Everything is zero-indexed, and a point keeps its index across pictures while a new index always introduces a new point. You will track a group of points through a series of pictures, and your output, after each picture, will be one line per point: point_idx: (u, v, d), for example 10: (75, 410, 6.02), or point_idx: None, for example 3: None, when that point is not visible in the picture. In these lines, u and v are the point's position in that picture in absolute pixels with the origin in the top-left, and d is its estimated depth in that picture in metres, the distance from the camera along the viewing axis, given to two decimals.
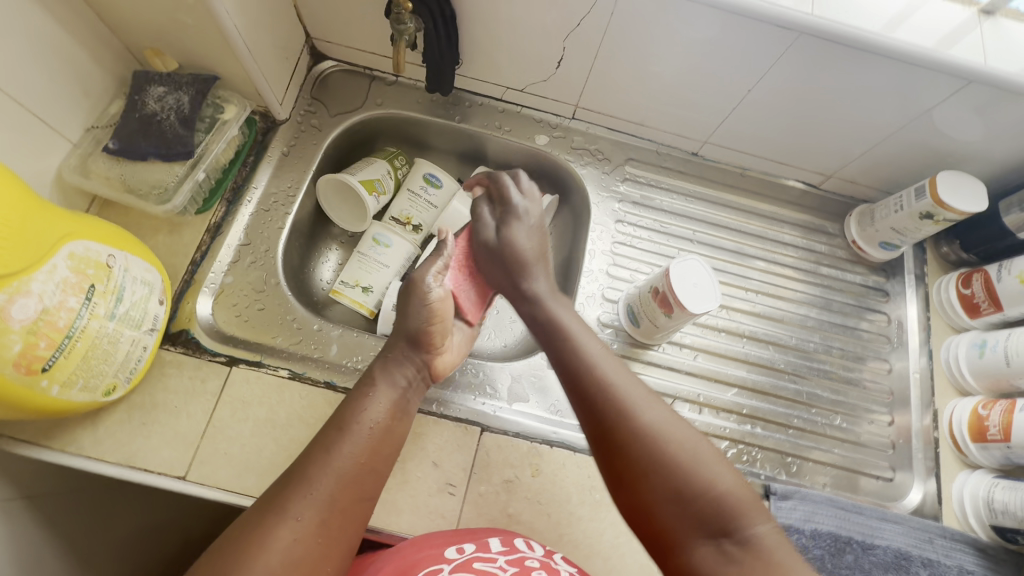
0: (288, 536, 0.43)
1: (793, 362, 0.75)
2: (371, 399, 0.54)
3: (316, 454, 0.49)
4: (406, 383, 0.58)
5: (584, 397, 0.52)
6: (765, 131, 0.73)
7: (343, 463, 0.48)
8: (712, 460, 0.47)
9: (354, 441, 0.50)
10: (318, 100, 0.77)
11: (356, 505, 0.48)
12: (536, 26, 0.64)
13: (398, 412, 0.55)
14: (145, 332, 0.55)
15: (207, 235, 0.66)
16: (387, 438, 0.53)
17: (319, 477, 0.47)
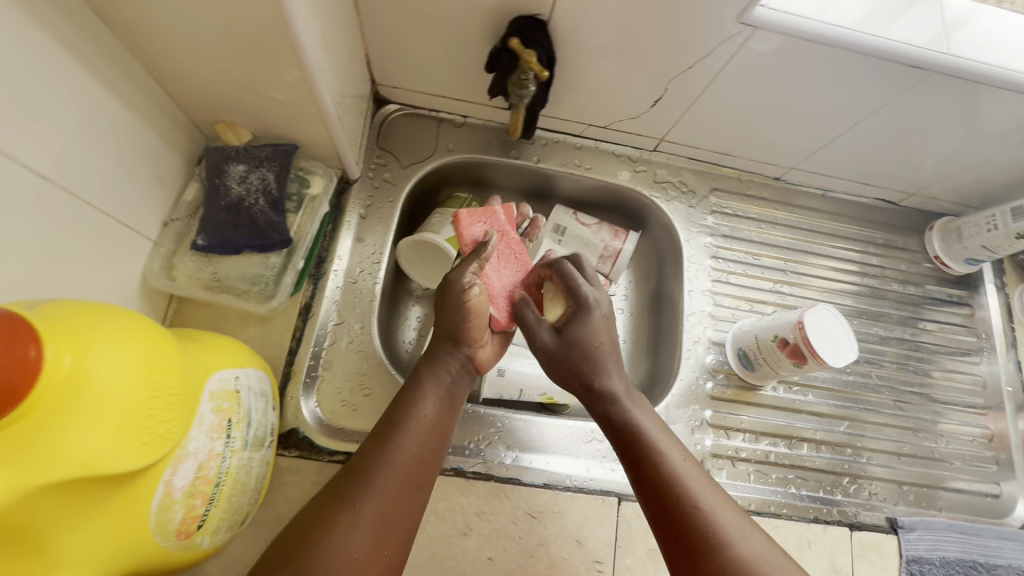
0: (349, 526, 0.42)
1: (891, 385, 0.75)
2: (421, 396, 0.51)
3: (376, 449, 0.47)
4: (450, 380, 0.54)
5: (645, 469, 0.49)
6: (857, 157, 0.71)
7: (400, 461, 0.46)
8: (783, 558, 0.43)
9: (411, 438, 0.48)
10: (386, 151, 0.70)
11: (413, 497, 0.46)
12: (639, 69, 0.60)
13: (448, 406, 0.52)
14: (267, 446, 0.51)
15: (300, 319, 0.60)
16: (440, 430, 0.50)
17: (378, 473, 0.45)
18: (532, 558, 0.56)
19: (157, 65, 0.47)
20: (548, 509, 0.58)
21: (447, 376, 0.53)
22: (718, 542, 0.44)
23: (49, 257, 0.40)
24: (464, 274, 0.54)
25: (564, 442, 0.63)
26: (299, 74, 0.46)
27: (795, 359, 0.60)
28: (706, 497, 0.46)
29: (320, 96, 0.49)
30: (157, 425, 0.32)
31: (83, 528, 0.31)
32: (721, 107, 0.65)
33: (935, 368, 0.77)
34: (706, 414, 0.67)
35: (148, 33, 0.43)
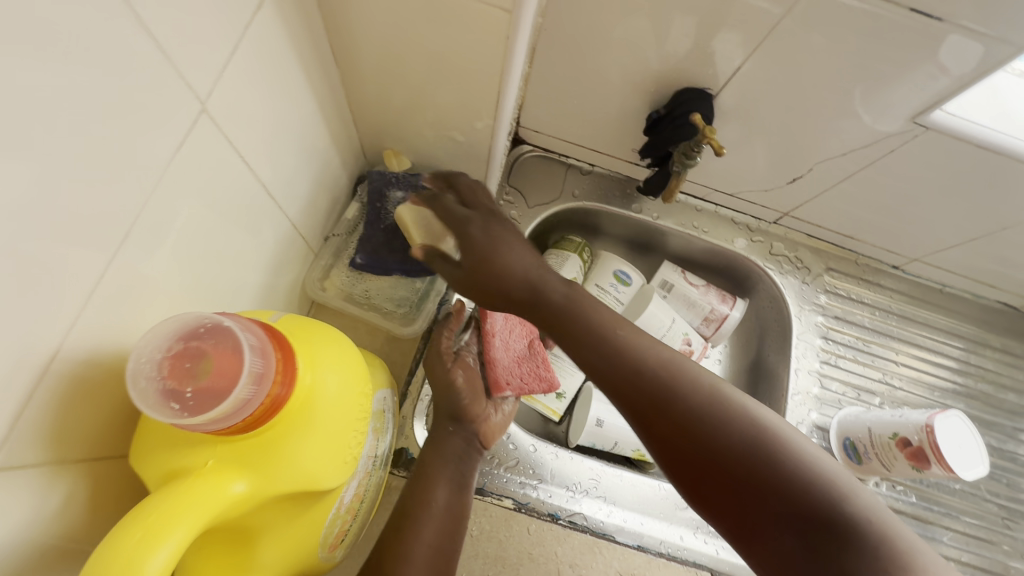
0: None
1: (995, 501, 0.72)
2: (427, 483, 0.47)
3: (388, 546, 0.43)
4: (457, 459, 0.51)
5: (653, 412, 0.40)
6: (989, 259, 0.70)
7: (416, 551, 0.43)
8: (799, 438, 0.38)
9: (425, 524, 0.44)
10: (516, 188, 0.73)
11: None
12: (788, 148, 0.61)
13: (456, 488, 0.48)
14: (384, 466, 0.52)
15: (420, 342, 0.59)
16: (455, 517, 0.47)
17: (396, 568, 0.41)
18: None
19: (359, 97, 0.50)
20: (641, 573, 0.57)
21: (453, 457, 0.50)
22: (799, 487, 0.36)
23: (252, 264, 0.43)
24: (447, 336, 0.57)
25: (658, 505, 0.62)
26: (490, 121, 0.49)
27: (915, 463, 0.58)
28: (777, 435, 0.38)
29: (498, 142, 0.52)
30: (354, 447, 0.34)
31: (283, 538, 0.32)
32: (862, 193, 0.64)
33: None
34: None
35: (368, 71, 0.47)
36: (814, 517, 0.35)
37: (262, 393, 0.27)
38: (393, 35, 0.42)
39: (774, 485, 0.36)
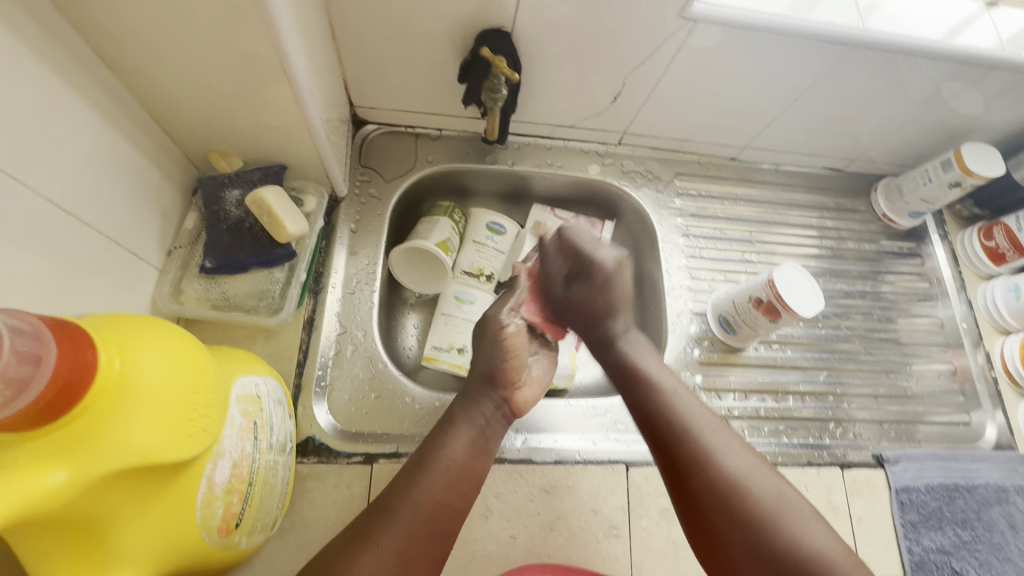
0: (373, 566, 0.45)
1: (859, 337, 0.81)
2: (452, 437, 0.54)
3: (398, 487, 0.50)
4: (485, 420, 0.57)
5: (671, 446, 0.54)
6: (800, 130, 0.79)
7: (423, 502, 0.50)
8: (765, 480, 0.51)
9: (436, 482, 0.51)
10: (370, 168, 0.74)
11: (434, 544, 0.49)
12: (596, 67, 0.65)
13: (473, 449, 0.55)
14: (286, 452, 0.52)
15: (304, 331, 0.63)
16: (463, 476, 0.53)
17: (399, 514, 0.48)
18: (553, 532, 0.59)
19: (156, 104, 0.50)
20: (562, 483, 0.61)
21: (480, 419, 0.57)
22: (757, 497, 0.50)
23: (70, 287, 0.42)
24: (501, 314, 0.61)
25: (569, 420, 0.66)
26: (291, 99, 0.50)
27: (767, 313, 0.66)
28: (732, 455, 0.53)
29: (311, 118, 0.53)
30: (200, 419, 0.35)
31: (141, 520, 0.33)
32: (674, 95, 0.71)
33: (897, 315, 0.83)
34: (697, 380, 0.72)
35: (150, 76, 0.47)
36: (763, 540, 0.48)
37: (47, 375, 0.27)
38: (153, 31, 0.42)
39: (711, 489, 0.51)
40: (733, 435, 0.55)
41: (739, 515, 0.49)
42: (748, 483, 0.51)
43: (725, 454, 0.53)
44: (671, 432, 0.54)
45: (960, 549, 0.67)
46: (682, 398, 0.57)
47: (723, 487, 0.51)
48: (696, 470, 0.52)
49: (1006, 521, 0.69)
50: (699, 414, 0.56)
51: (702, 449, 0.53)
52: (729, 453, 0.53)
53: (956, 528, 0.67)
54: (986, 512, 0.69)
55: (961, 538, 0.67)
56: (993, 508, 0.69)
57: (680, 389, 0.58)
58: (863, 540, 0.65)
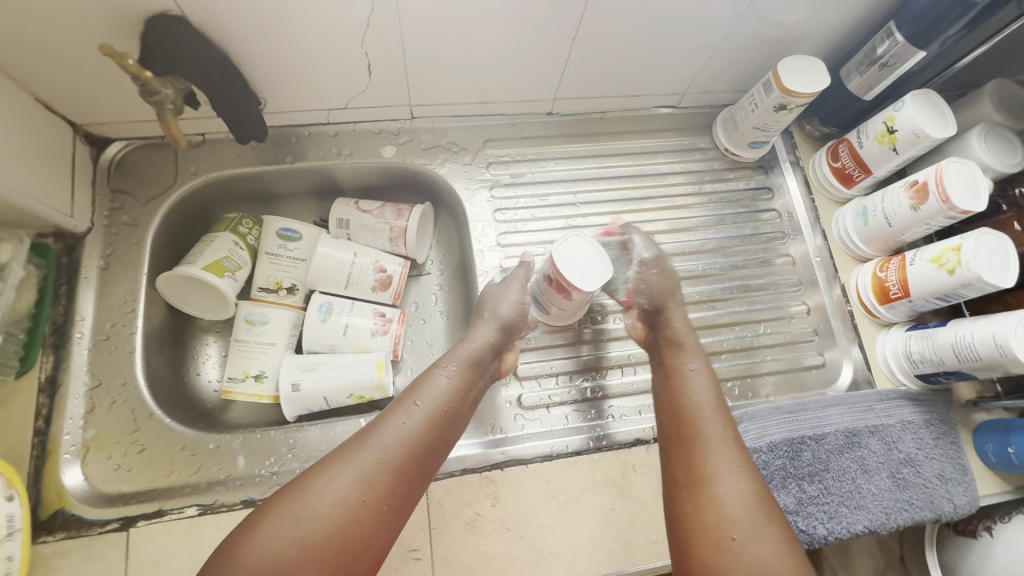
0: (351, 495, 0.44)
1: (708, 290, 0.75)
2: (439, 380, 0.54)
3: (395, 415, 0.50)
4: (481, 368, 0.57)
5: (682, 447, 0.52)
6: (608, 69, 0.69)
7: (408, 432, 0.49)
8: (765, 513, 0.47)
9: (427, 416, 0.50)
10: (121, 192, 0.66)
11: (419, 482, 0.48)
12: (323, 38, 0.56)
13: (466, 392, 0.55)
14: (3, 541, 0.48)
15: (44, 394, 0.56)
16: (451, 418, 0.52)
17: (384, 440, 0.47)
18: None
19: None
20: None
21: (482, 367, 0.58)
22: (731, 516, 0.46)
23: None
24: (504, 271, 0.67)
25: None
26: None
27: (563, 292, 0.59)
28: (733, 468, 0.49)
29: None
30: None
31: None
32: (438, 55, 0.61)
33: (777, 254, 0.77)
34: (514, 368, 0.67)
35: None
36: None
37: None
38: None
39: (712, 509, 0.47)
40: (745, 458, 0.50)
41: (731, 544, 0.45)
42: (748, 511, 0.47)
43: (730, 473, 0.49)
44: (685, 428, 0.53)
45: (806, 505, 0.62)
46: (716, 418, 0.53)
47: (722, 509, 0.47)
48: (708, 478, 0.49)
49: (858, 466, 0.64)
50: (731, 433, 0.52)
51: (709, 461, 0.50)
52: (736, 470, 0.49)
53: (802, 483, 0.63)
54: (835, 461, 0.64)
55: (808, 494, 0.63)
56: (843, 455, 0.65)
57: (714, 394, 0.55)
58: None
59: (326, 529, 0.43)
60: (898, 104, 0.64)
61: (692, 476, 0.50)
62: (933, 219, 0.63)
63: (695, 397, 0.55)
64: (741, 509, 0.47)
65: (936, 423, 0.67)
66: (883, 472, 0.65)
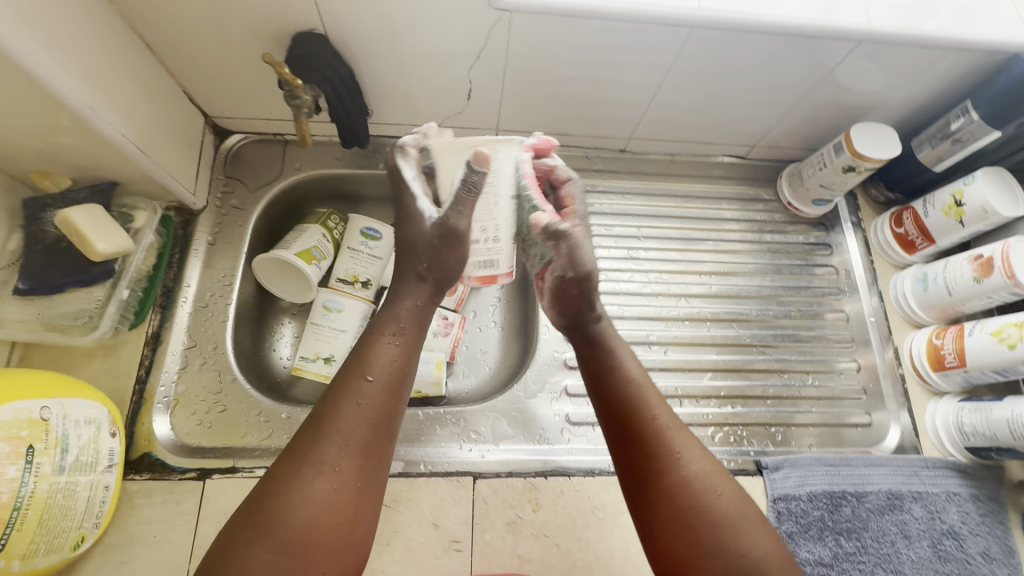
0: (325, 492, 0.44)
1: (758, 335, 0.77)
2: (382, 351, 0.52)
3: (336, 400, 0.48)
4: (419, 325, 0.56)
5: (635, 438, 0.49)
6: (684, 116, 0.74)
7: (364, 409, 0.48)
8: (725, 480, 0.47)
9: (381, 395, 0.49)
10: (234, 178, 0.73)
11: (388, 452, 0.48)
12: (436, 64, 0.63)
13: (407, 355, 0.53)
14: (104, 471, 0.52)
15: (148, 347, 0.63)
16: (405, 388, 0.51)
17: (342, 424, 0.47)
18: (387, 547, 0.58)
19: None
20: (403, 496, 0.60)
21: (418, 323, 0.56)
22: (690, 493, 0.46)
23: None
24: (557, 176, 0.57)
25: (422, 432, 0.64)
26: (70, 116, 0.49)
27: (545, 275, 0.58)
28: (679, 439, 0.48)
29: (104, 132, 0.52)
30: None
31: None
32: (532, 89, 0.68)
33: (829, 309, 0.79)
34: (565, 385, 0.69)
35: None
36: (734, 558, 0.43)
37: None
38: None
39: (686, 497, 0.46)
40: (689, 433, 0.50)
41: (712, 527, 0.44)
42: (713, 488, 0.46)
43: (688, 448, 0.48)
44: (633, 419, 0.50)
45: (841, 561, 0.62)
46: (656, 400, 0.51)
47: (694, 492, 0.46)
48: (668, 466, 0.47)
49: (898, 530, 0.64)
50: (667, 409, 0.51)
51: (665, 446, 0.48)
52: (690, 446, 0.48)
53: (839, 538, 0.63)
54: (874, 521, 0.64)
55: (845, 550, 0.63)
56: (884, 516, 0.65)
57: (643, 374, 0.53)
58: None
59: (316, 532, 0.43)
60: (967, 178, 0.67)
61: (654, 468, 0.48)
62: (995, 293, 0.64)
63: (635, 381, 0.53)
64: (708, 479, 0.47)
65: (981, 499, 0.66)
66: (924, 540, 0.64)
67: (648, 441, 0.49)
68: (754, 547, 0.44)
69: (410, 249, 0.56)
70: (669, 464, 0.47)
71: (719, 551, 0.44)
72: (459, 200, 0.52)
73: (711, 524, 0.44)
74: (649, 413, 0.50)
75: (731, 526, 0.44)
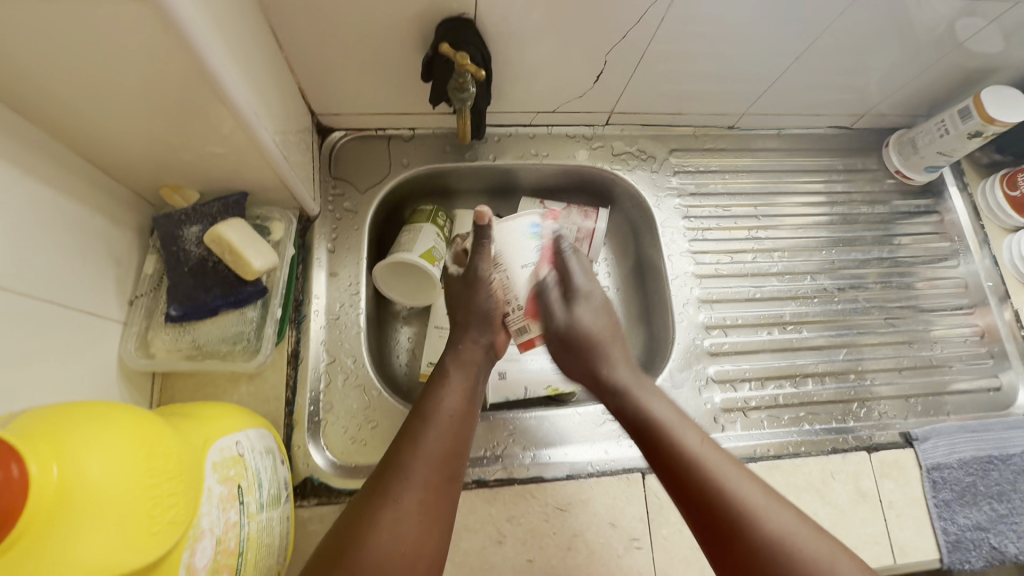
0: (392, 520, 0.43)
1: (879, 307, 0.77)
2: (447, 389, 0.53)
3: (403, 443, 0.48)
4: (475, 367, 0.56)
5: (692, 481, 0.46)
6: (804, 89, 0.72)
7: (429, 447, 0.48)
8: (805, 532, 0.43)
9: (439, 427, 0.50)
10: (341, 179, 0.69)
11: (450, 487, 0.48)
12: (572, 44, 0.59)
13: (466, 396, 0.53)
14: (284, 502, 0.49)
15: (290, 366, 0.59)
16: (464, 422, 0.52)
17: (409, 463, 0.46)
18: (570, 551, 0.56)
19: (78, 132, 0.43)
20: (576, 499, 0.58)
21: (474, 364, 0.56)
22: (749, 521, 0.43)
23: (28, 363, 0.39)
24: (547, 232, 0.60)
25: (577, 431, 0.63)
26: (233, 123, 0.45)
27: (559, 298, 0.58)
28: (720, 465, 0.47)
29: (260, 140, 0.48)
30: (165, 512, 0.32)
31: None
32: (661, 67, 0.65)
33: (917, 279, 0.79)
34: (709, 372, 0.68)
35: (64, 104, 0.40)
36: None
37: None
38: (60, 52, 0.36)
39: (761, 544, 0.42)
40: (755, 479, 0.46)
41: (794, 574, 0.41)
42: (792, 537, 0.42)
43: (760, 497, 0.45)
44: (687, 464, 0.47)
45: (996, 523, 0.64)
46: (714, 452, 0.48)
47: (769, 540, 0.42)
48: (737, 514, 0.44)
49: None
50: (726, 459, 0.48)
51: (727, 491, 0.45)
52: (756, 490, 0.45)
53: (992, 502, 0.64)
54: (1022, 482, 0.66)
55: (999, 512, 0.64)
56: None
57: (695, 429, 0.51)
58: (895, 524, 0.62)
59: (388, 558, 0.42)
60: None
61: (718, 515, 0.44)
62: None
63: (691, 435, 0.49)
64: (784, 530, 0.43)
65: None
66: None
67: (691, 478, 0.46)
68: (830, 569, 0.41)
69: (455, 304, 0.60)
70: (714, 492, 0.45)
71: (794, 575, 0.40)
72: (478, 252, 0.57)
73: (776, 545, 0.42)
74: (679, 444, 0.48)
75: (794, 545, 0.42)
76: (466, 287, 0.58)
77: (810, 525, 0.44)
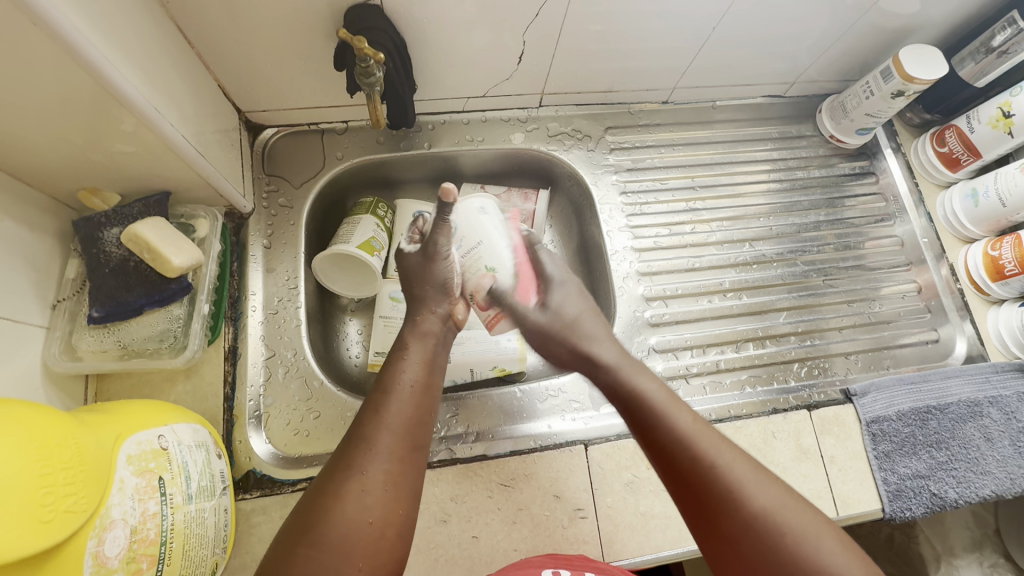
0: (358, 491, 0.41)
1: (820, 269, 0.78)
2: (406, 359, 0.50)
3: (365, 416, 0.45)
4: (433, 338, 0.54)
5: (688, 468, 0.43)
6: (728, 60, 0.73)
7: (394, 418, 0.45)
8: (799, 509, 0.41)
9: (402, 399, 0.47)
10: (276, 176, 0.69)
11: (417, 456, 0.45)
12: (487, 28, 0.59)
13: (429, 365, 0.51)
14: (221, 494, 0.49)
15: (228, 362, 0.59)
16: (428, 393, 0.49)
17: (376, 434, 0.44)
18: (516, 525, 0.57)
19: None
20: (520, 474, 0.59)
21: (431, 335, 0.54)
22: (736, 497, 0.41)
23: None
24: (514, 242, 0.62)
25: (521, 408, 0.65)
26: (133, 119, 0.45)
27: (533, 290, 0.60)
28: (711, 444, 0.44)
29: (168, 136, 0.48)
30: (60, 501, 0.32)
31: None
32: (580, 46, 0.65)
33: (862, 239, 0.80)
34: (651, 342, 0.70)
35: None
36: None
37: None
38: None
39: (749, 529, 0.40)
40: (748, 460, 0.44)
41: (779, 549, 0.39)
42: (782, 517, 0.40)
43: (753, 479, 0.42)
44: (675, 451, 0.44)
45: (936, 471, 0.65)
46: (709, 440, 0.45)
47: (762, 525, 0.40)
48: (724, 498, 0.41)
49: (981, 435, 0.66)
50: (721, 447, 0.44)
51: (720, 480, 0.42)
52: (745, 468, 0.43)
53: (931, 451, 0.65)
54: (961, 430, 0.66)
55: (938, 460, 0.65)
56: (967, 424, 0.67)
57: (693, 421, 0.46)
58: (837, 478, 0.63)
59: (356, 531, 0.39)
60: (1015, 90, 0.68)
61: (707, 501, 0.42)
62: None
63: (683, 428, 0.45)
64: (778, 511, 0.41)
65: None
66: (1005, 440, 0.66)
67: (676, 458, 0.44)
68: (815, 545, 0.39)
69: (409, 279, 0.57)
70: (705, 473, 0.43)
71: (783, 554, 0.39)
72: (437, 226, 0.55)
73: (764, 524, 0.40)
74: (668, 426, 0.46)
75: (781, 523, 0.40)
76: (424, 258, 0.57)
77: (803, 503, 0.42)
